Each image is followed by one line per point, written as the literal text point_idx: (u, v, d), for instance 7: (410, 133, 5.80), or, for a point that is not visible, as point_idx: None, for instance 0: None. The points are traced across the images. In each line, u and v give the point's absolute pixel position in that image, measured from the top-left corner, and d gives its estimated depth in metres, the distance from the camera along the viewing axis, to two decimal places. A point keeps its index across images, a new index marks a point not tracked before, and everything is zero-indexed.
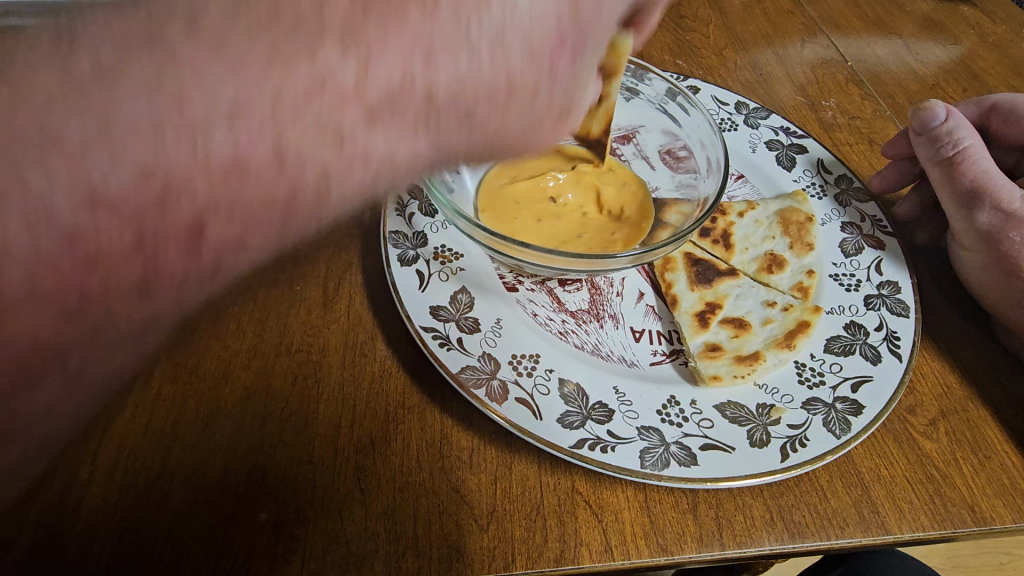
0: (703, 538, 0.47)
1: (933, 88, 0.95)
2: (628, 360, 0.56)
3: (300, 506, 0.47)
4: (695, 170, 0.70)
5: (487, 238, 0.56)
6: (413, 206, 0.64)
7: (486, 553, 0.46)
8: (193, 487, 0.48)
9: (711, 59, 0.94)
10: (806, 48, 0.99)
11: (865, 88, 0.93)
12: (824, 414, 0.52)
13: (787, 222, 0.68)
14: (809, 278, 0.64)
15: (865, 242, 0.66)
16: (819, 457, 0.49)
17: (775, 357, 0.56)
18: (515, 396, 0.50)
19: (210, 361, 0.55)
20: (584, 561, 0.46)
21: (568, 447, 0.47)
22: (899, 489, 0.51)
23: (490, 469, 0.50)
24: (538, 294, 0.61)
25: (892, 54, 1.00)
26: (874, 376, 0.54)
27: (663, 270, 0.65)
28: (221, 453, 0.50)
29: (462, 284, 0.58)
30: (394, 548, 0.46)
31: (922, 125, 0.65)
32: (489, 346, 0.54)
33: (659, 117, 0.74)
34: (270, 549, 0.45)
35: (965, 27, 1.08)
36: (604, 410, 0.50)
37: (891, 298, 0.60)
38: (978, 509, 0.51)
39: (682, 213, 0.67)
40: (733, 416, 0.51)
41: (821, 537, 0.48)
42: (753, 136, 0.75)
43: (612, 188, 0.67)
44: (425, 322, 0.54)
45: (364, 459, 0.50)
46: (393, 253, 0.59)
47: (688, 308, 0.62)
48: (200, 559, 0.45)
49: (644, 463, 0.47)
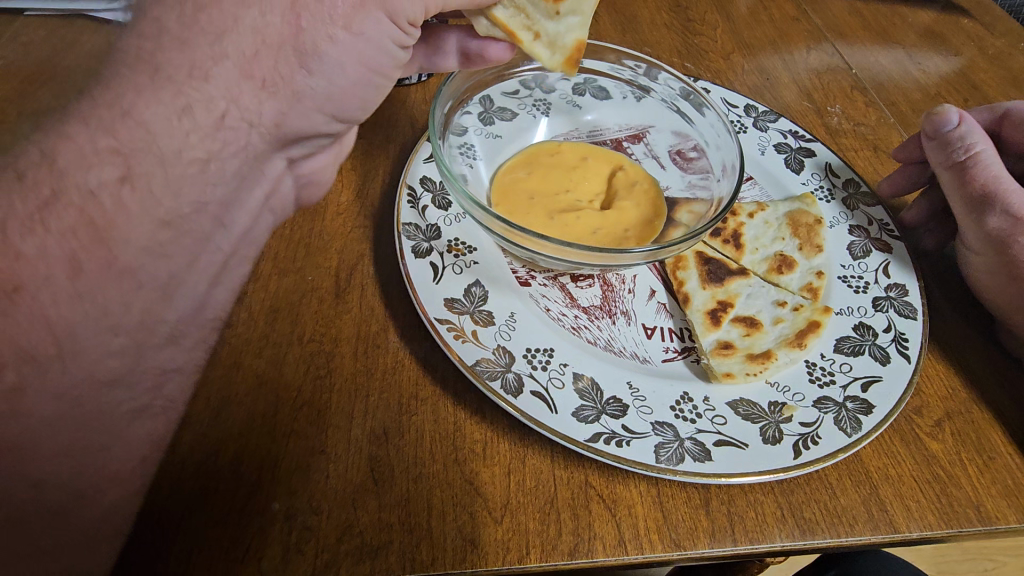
0: (715, 534, 0.48)
1: (935, 98, 0.96)
2: (640, 356, 0.56)
3: (314, 495, 0.47)
4: (706, 171, 0.71)
5: (503, 230, 0.56)
6: (426, 198, 0.64)
7: (501, 545, 0.46)
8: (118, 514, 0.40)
9: (718, 63, 0.95)
10: (811, 54, 1.00)
11: (869, 95, 0.94)
12: (835, 412, 0.52)
13: (797, 224, 0.68)
14: (819, 279, 0.64)
15: (872, 245, 0.66)
16: (831, 454, 0.49)
17: (787, 356, 0.56)
18: (530, 388, 0.50)
19: (184, 394, 0.44)
20: (598, 555, 0.46)
21: (584, 441, 0.48)
22: (908, 489, 0.52)
23: (504, 462, 0.50)
24: (551, 289, 0.61)
25: (894, 63, 1.02)
26: (883, 376, 0.55)
27: (675, 268, 0.63)
28: (140, 455, 0.41)
29: (476, 277, 0.58)
30: (407, 538, 0.45)
31: (935, 129, 0.65)
32: (504, 339, 0.54)
33: (670, 117, 0.74)
34: (282, 539, 0.45)
35: (965, 40, 1.09)
36: (618, 405, 0.50)
37: (900, 301, 0.61)
38: (984, 509, 0.52)
39: (694, 212, 0.67)
40: (746, 413, 0.51)
41: (830, 534, 0.49)
42: (762, 139, 0.76)
43: (590, 179, 0.68)
44: (440, 314, 0.54)
45: (377, 449, 0.50)
46: (407, 244, 0.59)
47: (700, 307, 0.61)
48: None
49: (659, 458, 0.47)
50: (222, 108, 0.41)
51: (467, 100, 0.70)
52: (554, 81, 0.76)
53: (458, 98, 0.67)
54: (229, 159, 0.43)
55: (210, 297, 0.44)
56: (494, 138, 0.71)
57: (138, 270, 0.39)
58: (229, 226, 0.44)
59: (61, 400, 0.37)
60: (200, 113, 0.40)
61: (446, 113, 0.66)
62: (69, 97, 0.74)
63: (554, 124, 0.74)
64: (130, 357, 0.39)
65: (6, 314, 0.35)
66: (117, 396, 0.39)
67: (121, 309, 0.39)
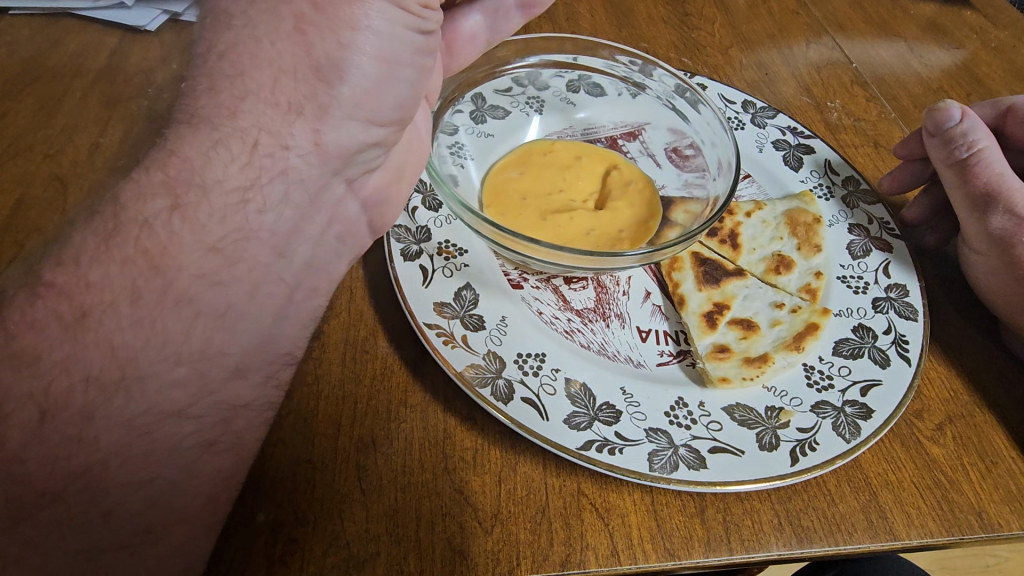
0: (710, 543, 0.47)
1: (937, 92, 0.95)
2: (634, 360, 0.55)
3: (300, 506, 0.46)
4: (703, 169, 0.69)
5: (492, 233, 0.54)
6: (416, 199, 0.63)
7: (492, 556, 0.45)
8: (193, 549, 0.40)
9: (716, 58, 0.94)
10: (811, 49, 0.98)
11: (869, 90, 0.92)
12: (833, 417, 0.51)
13: (795, 223, 0.66)
14: (818, 280, 0.62)
15: (872, 245, 0.65)
16: (829, 461, 0.48)
17: (784, 360, 0.55)
18: (520, 395, 0.49)
19: (252, 431, 0.43)
20: (590, 566, 0.45)
21: (575, 449, 0.46)
22: (908, 495, 0.51)
23: (495, 470, 0.49)
24: (543, 291, 0.60)
25: (895, 57, 1.00)
26: (883, 380, 0.53)
27: (670, 270, 0.62)
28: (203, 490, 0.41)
29: (467, 280, 0.57)
30: (396, 550, 0.45)
31: (937, 126, 0.64)
32: (494, 344, 0.53)
33: (666, 114, 0.73)
34: (268, 551, 0.44)
35: (967, 32, 1.07)
36: (611, 412, 0.49)
37: (900, 302, 0.60)
38: (986, 516, 0.50)
39: (690, 212, 0.66)
40: (742, 418, 0.50)
41: (828, 542, 0.48)
42: (760, 136, 0.74)
43: (583, 179, 0.66)
44: (429, 319, 0.53)
45: (366, 458, 0.49)
46: (396, 247, 0.58)
47: (695, 309, 0.60)
48: (29, 516, 0.36)
49: (653, 466, 0.46)
50: (254, 137, 0.41)
51: (459, 98, 0.69)
52: (547, 77, 0.74)
53: (447, 98, 0.66)
54: (277, 186, 0.43)
55: (274, 331, 0.44)
56: (486, 137, 0.69)
57: (196, 299, 0.40)
58: (289, 256, 0.45)
59: (128, 427, 0.38)
60: (234, 142, 0.40)
61: (436, 112, 0.64)
62: (53, 98, 0.72)
63: (547, 123, 0.73)
64: (193, 386, 0.40)
65: (78, 340, 0.37)
66: (183, 427, 0.40)
67: (182, 337, 0.40)
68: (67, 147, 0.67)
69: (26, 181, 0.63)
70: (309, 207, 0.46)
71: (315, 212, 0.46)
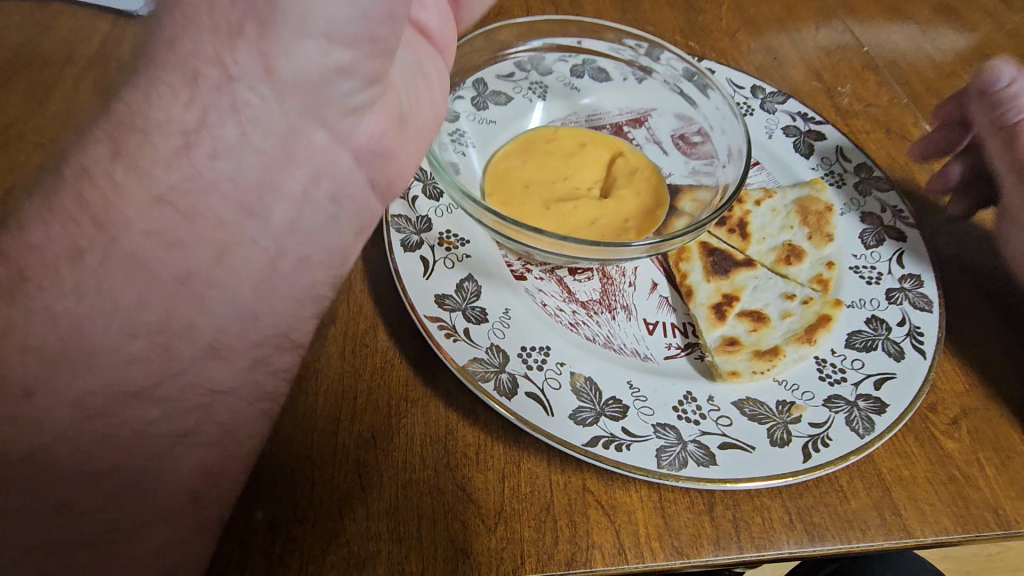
0: (719, 541, 0.45)
1: (950, 77, 0.92)
2: (641, 353, 0.54)
3: (298, 504, 0.45)
4: (711, 156, 0.67)
5: (495, 224, 0.53)
6: (416, 187, 0.61)
7: (495, 555, 0.44)
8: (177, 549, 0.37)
9: (723, 42, 0.91)
10: (821, 32, 0.95)
11: (881, 75, 0.90)
12: (846, 412, 0.49)
13: (806, 212, 0.64)
14: (829, 271, 0.61)
15: (886, 233, 0.63)
16: (842, 457, 0.46)
17: (795, 353, 0.53)
18: (524, 390, 0.48)
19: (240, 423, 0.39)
20: (596, 564, 0.44)
21: (581, 445, 0.45)
22: (922, 491, 0.49)
23: (499, 466, 0.48)
24: (548, 283, 0.58)
25: (907, 40, 0.97)
26: (898, 373, 0.52)
27: (677, 260, 0.60)
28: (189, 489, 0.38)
29: (469, 271, 0.56)
30: (397, 548, 0.43)
31: (986, 86, 0.65)
32: (497, 337, 0.51)
33: (673, 100, 0.71)
34: (266, 550, 0.43)
35: (981, 14, 1.04)
36: (617, 407, 0.48)
37: (914, 292, 0.58)
38: (1002, 513, 0.49)
39: (698, 201, 0.64)
40: (752, 413, 0.49)
41: (839, 540, 0.46)
42: (769, 121, 0.72)
43: (588, 167, 0.64)
44: (430, 311, 0.52)
45: (365, 454, 0.47)
46: (396, 237, 0.56)
47: (704, 301, 0.58)
48: None
49: (661, 463, 0.45)
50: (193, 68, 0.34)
51: (460, 83, 0.66)
52: (551, 62, 0.72)
53: None
54: (229, 125, 0.35)
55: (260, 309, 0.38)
56: (488, 124, 0.68)
57: (147, 261, 0.34)
58: (263, 215, 0.37)
59: (78, 409, 0.34)
60: (167, 69, 0.34)
61: None
62: (44, 85, 0.71)
63: (551, 108, 0.71)
64: (153, 361, 0.35)
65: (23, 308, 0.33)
66: (146, 412, 0.35)
67: (135, 306, 0.34)
68: (57, 135, 0.65)
69: (16, 170, 0.62)
70: (280, 155, 0.37)
71: (293, 164, 0.37)
